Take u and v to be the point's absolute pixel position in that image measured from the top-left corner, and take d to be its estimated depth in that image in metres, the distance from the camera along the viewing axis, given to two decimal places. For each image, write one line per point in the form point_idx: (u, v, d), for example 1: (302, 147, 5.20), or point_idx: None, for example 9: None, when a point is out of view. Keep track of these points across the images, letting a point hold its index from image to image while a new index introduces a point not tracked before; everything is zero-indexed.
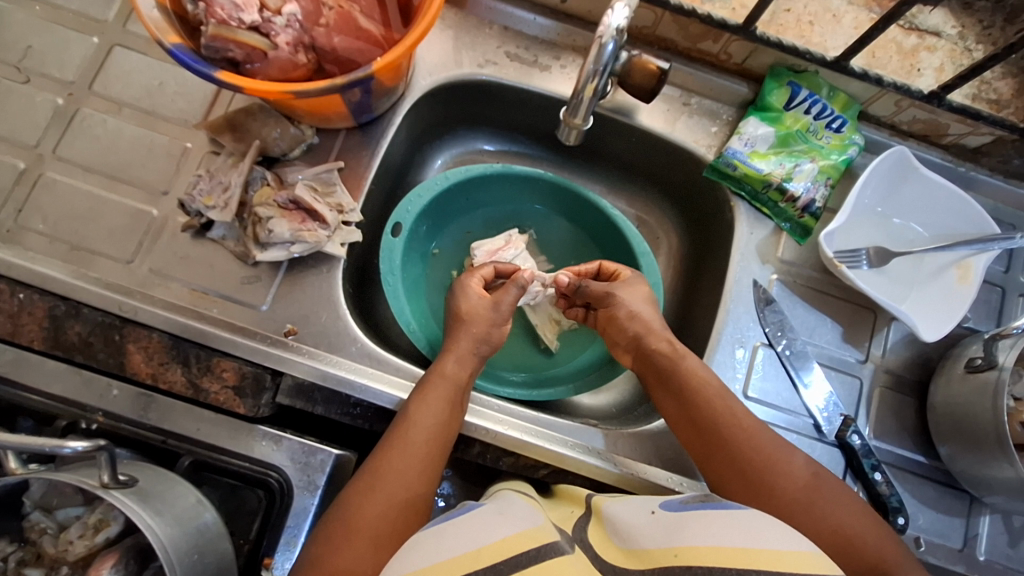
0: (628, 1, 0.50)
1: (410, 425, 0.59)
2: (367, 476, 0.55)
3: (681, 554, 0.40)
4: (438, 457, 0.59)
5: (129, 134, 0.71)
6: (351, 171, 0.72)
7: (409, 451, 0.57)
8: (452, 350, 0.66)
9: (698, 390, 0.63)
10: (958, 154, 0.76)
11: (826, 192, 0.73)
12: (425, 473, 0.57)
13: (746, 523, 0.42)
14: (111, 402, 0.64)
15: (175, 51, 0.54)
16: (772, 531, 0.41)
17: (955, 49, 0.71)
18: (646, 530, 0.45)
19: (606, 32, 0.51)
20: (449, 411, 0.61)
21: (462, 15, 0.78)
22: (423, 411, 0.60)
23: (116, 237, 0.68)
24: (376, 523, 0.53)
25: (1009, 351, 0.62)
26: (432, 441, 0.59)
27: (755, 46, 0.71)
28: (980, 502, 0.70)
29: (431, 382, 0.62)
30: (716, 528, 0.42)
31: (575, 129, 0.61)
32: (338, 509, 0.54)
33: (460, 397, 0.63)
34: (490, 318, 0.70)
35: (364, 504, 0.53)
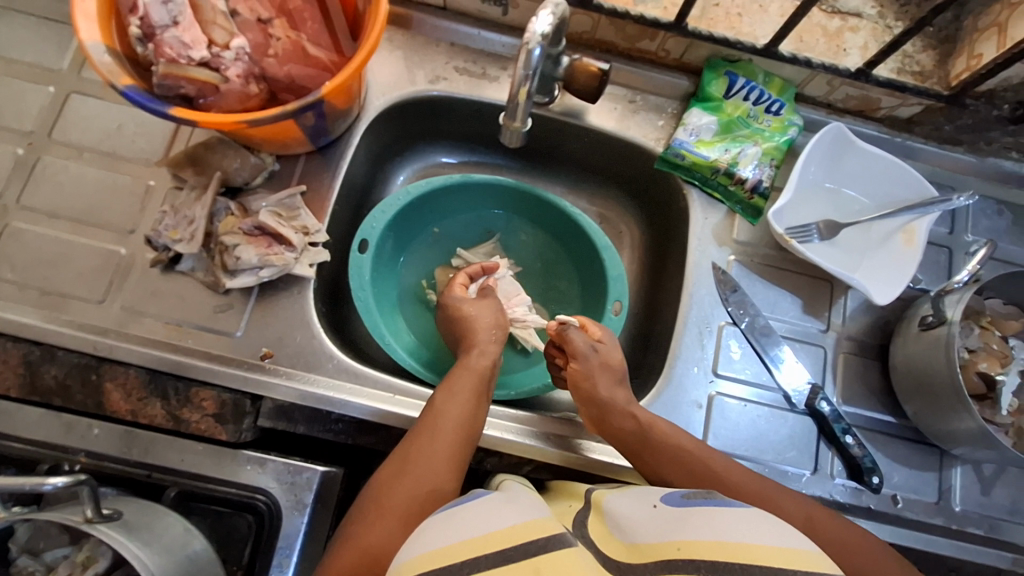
0: (551, 8, 0.54)
1: (440, 412, 0.61)
2: (397, 460, 0.57)
3: (684, 547, 0.41)
4: (468, 443, 0.60)
5: (92, 177, 0.73)
6: (314, 194, 0.74)
7: (439, 436, 0.59)
8: (474, 346, 0.69)
9: (657, 436, 0.64)
10: (893, 126, 0.80)
11: (772, 173, 0.76)
12: (458, 457, 0.58)
13: (750, 521, 0.42)
14: (93, 441, 0.66)
15: (128, 91, 0.56)
16: (776, 530, 0.41)
17: (876, 27, 0.75)
18: (647, 524, 0.45)
19: (532, 38, 0.53)
20: (475, 402, 0.63)
21: (409, 35, 0.80)
22: (451, 400, 0.62)
23: (86, 278, 0.69)
24: (405, 502, 0.54)
25: (956, 305, 0.65)
26: (460, 429, 0.60)
27: (690, 41, 0.74)
28: (951, 455, 0.73)
29: (458, 374, 0.65)
30: (717, 521, 0.42)
31: (515, 131, 0.62)
32: (369, 491, 0.56)
33: (486, 388, 0.65)
34: (487, 308, 0.73)
35: (394, 483, 0.55)
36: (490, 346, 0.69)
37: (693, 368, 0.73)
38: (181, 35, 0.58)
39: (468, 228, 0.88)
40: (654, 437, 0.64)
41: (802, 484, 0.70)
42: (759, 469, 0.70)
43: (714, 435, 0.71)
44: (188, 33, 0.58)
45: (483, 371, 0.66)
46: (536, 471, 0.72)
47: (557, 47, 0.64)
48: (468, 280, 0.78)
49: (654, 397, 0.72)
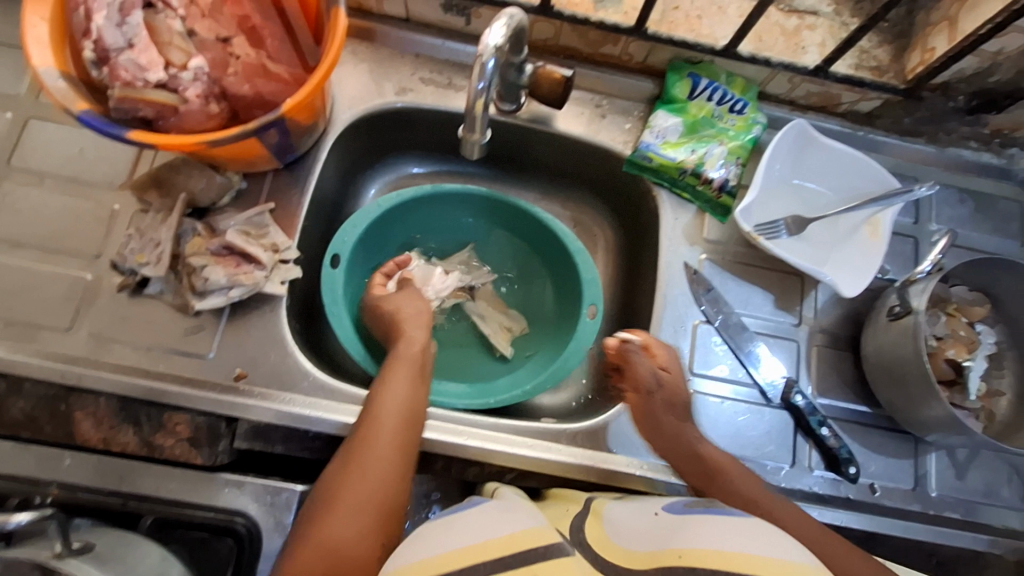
0: (503, 21, 0.54)
1: (378, 404, 0.63)
2: (342, 457, 0.60)
3: (685, 554, 0.42)
4: (410, 430, 0.63)
5: (54, 203, 0.72)
6: (283, 211, 0.74)
7: (379, 428, 0.61)
8: (404, 335, 0.70)
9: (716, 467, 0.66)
10: (855, 120, 0.82)
11: (738, 171, 0.77)
12: (400, 445, 0.61)
13: (748, 531, 0.44)
14: (65, 472, 0.64)
15: (84, 116, 0.55)
16: (772, 540, 0.43)
17: (833, 25, 0.77)
18: (649, 534, 0.47)
19: (485, 50, 0.53)
20: (412, 389, 0.65)
21: (374, 47, 0.80)
22: (388, 391, 0.64)
23: (52, 307, 0.68)
24: (355, 494, 0.57)
25: (921, 295, 0.67)
26: (400, 417, 0.63)
27: (651, 45, 0.75)
28: (925, 442, 0.74)
29: (391, 366, 0.67)
30: (721, 530, 0.44)
31: (475, 143, 0.61)
32: (321, 489, 0.59)
33: (422, 376, 0.68)
34: (416, 306, 0.74)
35: (342, 479, 0.58)
36: (418, 332, 0.71)
37: None
38: (137, 57, 0.58)
39: (440, 238, 0.88)
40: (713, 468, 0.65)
41: (781, 477, 0.71)
42: None
43: None
44: (143, 55, 0.58)
45: (416, 358, 0.69)
46: (518, 479, 0.72)
47: (519, 54, 0.65)
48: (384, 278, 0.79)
49: (632, 399, 0.72)
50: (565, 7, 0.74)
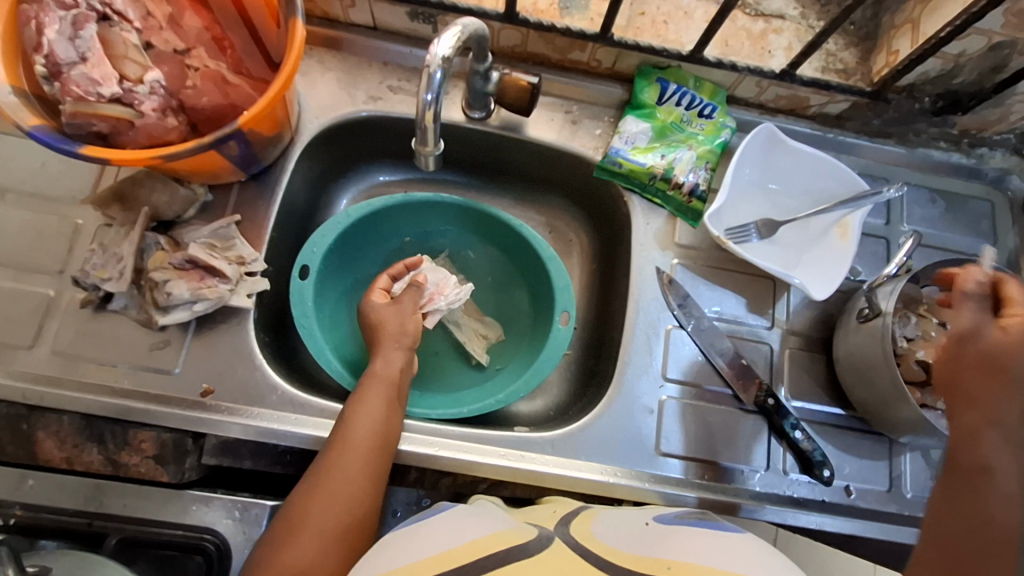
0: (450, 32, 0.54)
1: (351, 425, 0.62)
2: (311, 478, 0.59)
3: (674, 566, 0.44)
4: (381, 452, 0.62)
5: (16, 219, 0.70)
6: (250, 223, 0.73)
7: (350, 451, 0.61)
8: (382, 353, 0.69)
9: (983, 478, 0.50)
10: (824, 122, 0.82)
11: (708, 175, 0.77)
12: (370, 467, 0.61)
13: (736, 553, 0.46)
14: (28, 493, 0.63)
15: (35, 133, 0.54)
16: (755, 562, 0.45)
17: (799, 28, 0.77)
18: (637, 539, 0.49)
19: (432, 61, 0.53)
20: (387, 412, 0.65)
21: (341, 56, 0.80)
22: (361, 413, 0.63)
23: (14, 324, 0.67)
24: (321, 520, 0.57)
25: (889, 297, 0.66)
26: (372, 441, 0.62)
27: (619, 51, 0.75)
28: (900, 442, 0.74)
29: (367, 384, 0.66)
30: (708, 543, 0.48)
31: (429, 156, 0.60)
32: (285, 511, 0.58)
33: (398, 395, 0.67)
34: (398, 313, 0.72)
35: (309, 503, 0.57)
36: (397, 352, 0.70)
37: (642, 375, 0.73)
38: (90, 71, 0.57)
39: (413, 247, 0.87)
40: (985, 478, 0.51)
41: (755, 481, 0.71)
42: (714, 470, 0.71)
43: (666, 440, 0.71)
44: (96, 70, 0.57)
45: (393, 377, 0.68)
46: (492, 488, 0.72)
47: (484, 62, 0.66)
48: (389, 283, 0.76)
49: (605, 406, 0.72)
50: (530, 14, 0.74)
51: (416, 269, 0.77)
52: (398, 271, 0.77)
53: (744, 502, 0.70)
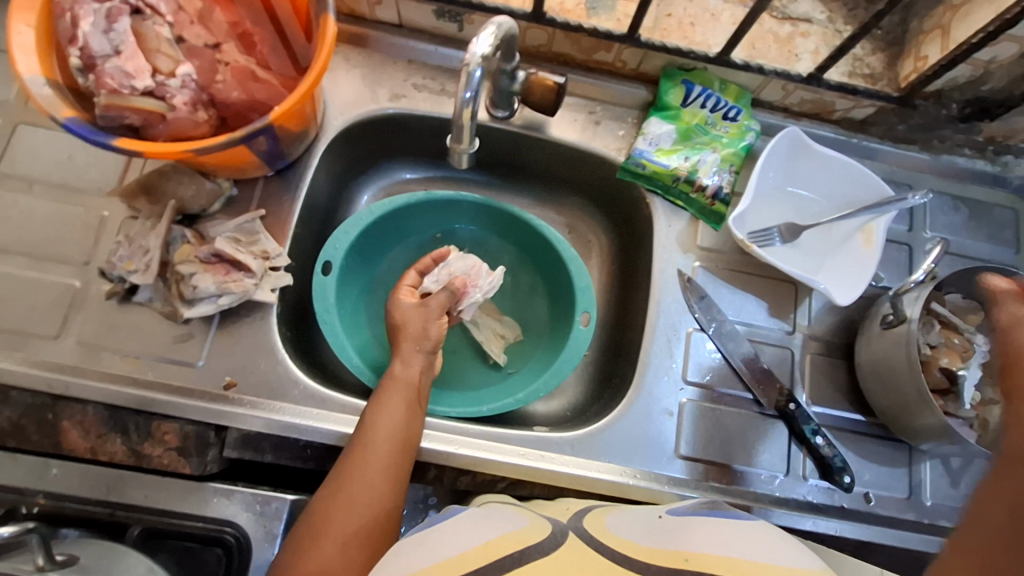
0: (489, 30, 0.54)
1: (371, 428, 0.62)
2: (333, 482, 0.59)
3: (692, 558, 0.44)
4: (402, 454, 0.62)
5: (43, 210, 0.71)
6: (274, 218, 0.73)
7: (371, 454, 0.60)
8: (401, 356, 0.69)
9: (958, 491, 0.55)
10: (848, 127, 0.82)
11: (732, 179, 0.77)
12: (391, 470, 0.61)
13: (756, 541, 0.46)
14: (52, 482, 0.64)
15: (69, 124, 0.54)
16: (776, 549, 0.45)
17: (826, 32, 0.76)
18: (653, 534, 0.49)
19: (471, 59, 0.53)
20: (406, 416, 0.64)
21: (366, 53, 0.80)
22: (380, 415, 0.63)
23: (40, 314, 0.67)
24: (343, 525, 0.56)
25: (914, 304, 0.66)
26: (393, 443, 0.62)
27: (645, 52, 0.75)
28: (920, 450, 0.74)
29: (387, 387, 0.66)
30: (729, 537, 0.46)
31: (462, 153, 0.60)
32: (308, 516, 0.58)
33: (418, 397, 0.67)
34: (422, 317, 0.71)
35: (331, 507, 0.57)
36: (416, 354, 0.69)
37: (663, 377, 0.73)
38: (123, 64, 0.57)
39: (436, 244, 0.87)
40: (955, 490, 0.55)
41: (775, 486, 0.71)
42: (734, 474, 0.71)
43: (686, 443, 0.71)
44: (130, 62, 0.57)
45: (412, 379, 0.67)
46: (510, 488, 0.72)
47: (511, 62, 0.65)
48: (417, 279, 0.77)
49: (625, 407, 0.72)
50: (557, 14, 0.74)
51: (444, 263, 0.78)
52: (424, 266, 0.78)
53: (763, 506, 0.69)
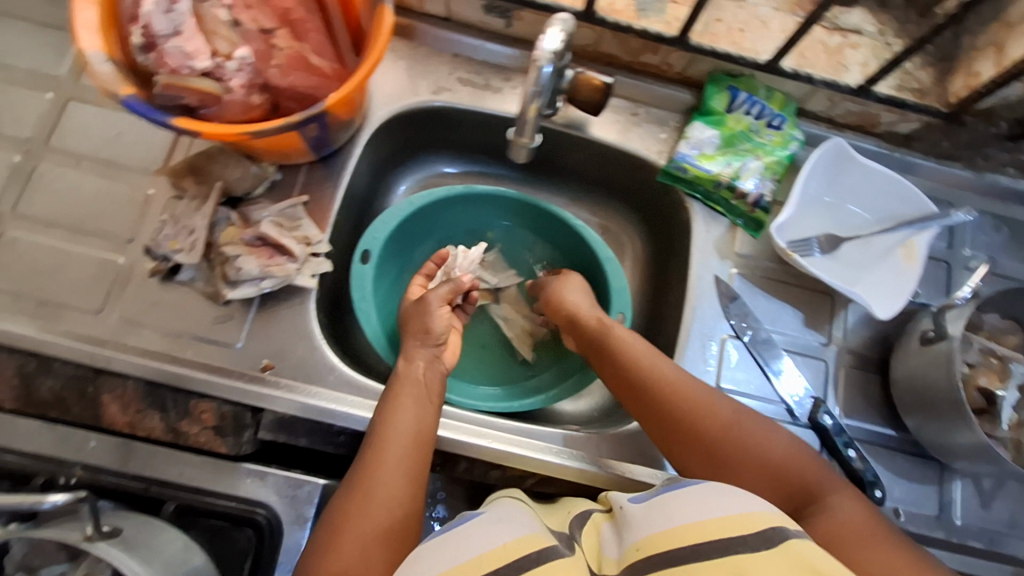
0: (560, 26, 0.55)
1: (385, 427, 0.59)
2: (349, 484, 0.56)
3: (642, 547, 0.43)
4: (419, 452, 0.59)
5: (90, 185, 0.72)
6: (316, 204, 0.74)
7: (387, 453, 0.57)
8: (413, 356, 0.67)
9: (674, 406, 0.59)
10: (892, 141, 0.81)
11: (773, 187, 0.77)
12: (409, 469, 0.57)
13: (701, 500, 0.45)
14: (89, 454, 0.65)
15: (129, 101, 0.55)
16: (721, 502, 0.44)
17: (877, 44, 0.76)
18: (619, 527, 0.48)
19: (541, 55, 0.55)
20: (422, 413, 0.61)
21: (412, 46, 0.80)
22: (394, 413, 0.60)
23: (84, 288, 0.68)
24: (364, 528, 0.53)
25: (956, 321, 0.66)
26: (409, 440, 0.59)
27: (693, 55, 0.75)
28: (951, 469, 0.73)
29: (399, 386, 0.63)
30: (671, 509, 0.45)
31: (524, 146, 0.66)
32: (327, 520, 0.55)
33: (431, 394, 0.64)
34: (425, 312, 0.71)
35: (349, 509, 0.54)
36: (423, 350, 0.67)
37: None
38: (183, 45, 0.57)
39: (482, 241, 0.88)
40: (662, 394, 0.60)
41: None
42: None
43: None
44: (190, 43, 0.58)
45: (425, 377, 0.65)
46: (538, 484, 0.72)
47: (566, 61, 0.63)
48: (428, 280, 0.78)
49: None
50: (608, 14, 0.74)
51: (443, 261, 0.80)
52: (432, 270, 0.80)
53: None
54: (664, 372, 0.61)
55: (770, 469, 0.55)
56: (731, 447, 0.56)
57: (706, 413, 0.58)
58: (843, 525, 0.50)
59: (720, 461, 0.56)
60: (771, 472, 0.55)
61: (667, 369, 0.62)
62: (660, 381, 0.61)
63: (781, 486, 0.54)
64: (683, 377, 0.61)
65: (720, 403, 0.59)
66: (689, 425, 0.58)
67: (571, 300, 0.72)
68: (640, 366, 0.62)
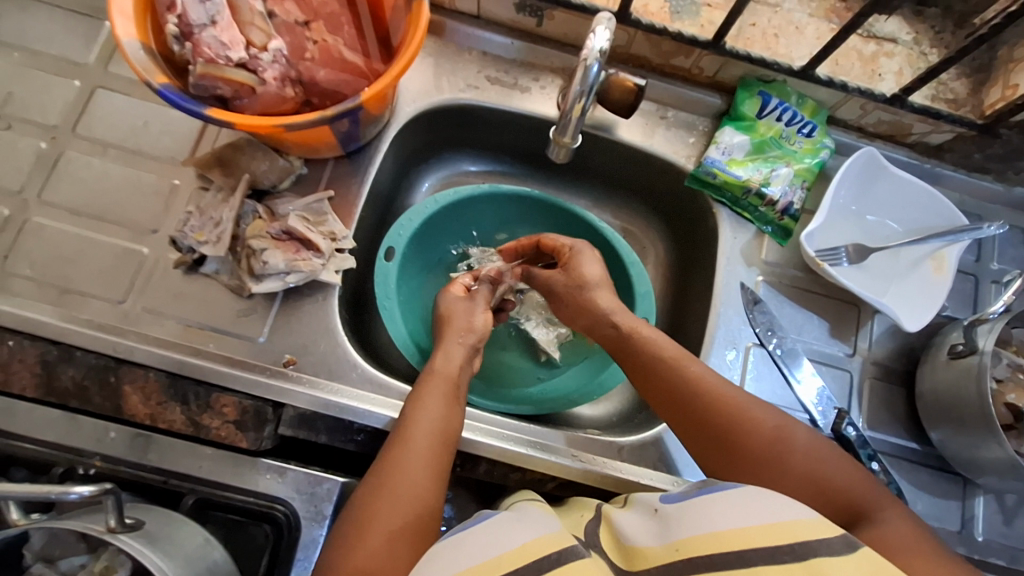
0: (607, 25, 0.56)
1: (411, 423, 0.58)
2: (373, 478, 0.54)
3: (681, 547, 0.41)
4: (443, 450, 0.58)
5: (116, 174, 0.71)
6: (342, 199, 0.73)
7: (413, 449, 0.56)
8: (443, 350, 0.67)
9: (717, 408, 0.58)
10: (922, 152, 0.80)
11: (803, 195, 0.76)
12: (434, 467, 0.56)
13: (744, 503, 0.42)
14: (110, 445, 0.63)
15: (164, 90, 0.54)
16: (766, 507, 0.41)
17: (911, 54, 0.75)
18: (648, 524, 0.45)
19: (590, 55, 0.57)
20: (449, 409, 0.61)
21: (441, 43, 0.80)
22: (421, 409, 0.59)
23: (107, 278, 0.68)
24: (388, 520, 0.52)
25: (987, 336, 0.65)
26: (434, 437, 0.58)
27: (726, 60, 0.74)
28: (974, 484, 0.72)
29: (427, 381, 0.62)
30: (712, 510, 0.42)
31: (564, 147, 0.68)
32: (349, 511, 0.53)
33: (457, 393, 0.63)
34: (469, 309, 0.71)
35: (373, 504, 0.53)
36: (459, 347, 0.67)
37: None
38: (220, 35, 0.57)
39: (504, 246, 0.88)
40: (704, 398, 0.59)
41: None
42: None
43: None
44: (226, 33, 0.57)
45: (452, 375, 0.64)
46: (557, 488, 0.70)
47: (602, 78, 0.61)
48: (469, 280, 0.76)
49: None
50: (642, 16, 0.73)
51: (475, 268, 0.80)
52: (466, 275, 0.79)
53: None
54: (702, 378, 0.60)
55: (812, 480, 0.53)
56: (773, 457, 0.55)
57: (746, 421, 0.57)
58: (891, 539, 0.48)
59: (760, 469, 0.55)
60: (814, 483, 0.53)
61: (706, 375, 0.60)
62: (699, 379, 0.60)
63: (822, 498, 0.53)
64: (722, 383, 0.60)
65: (761, 411, 0.58)
66: (728, 433, 0.57)
67: (602, 302, 0.70)
68: (677, 371, 0.61)
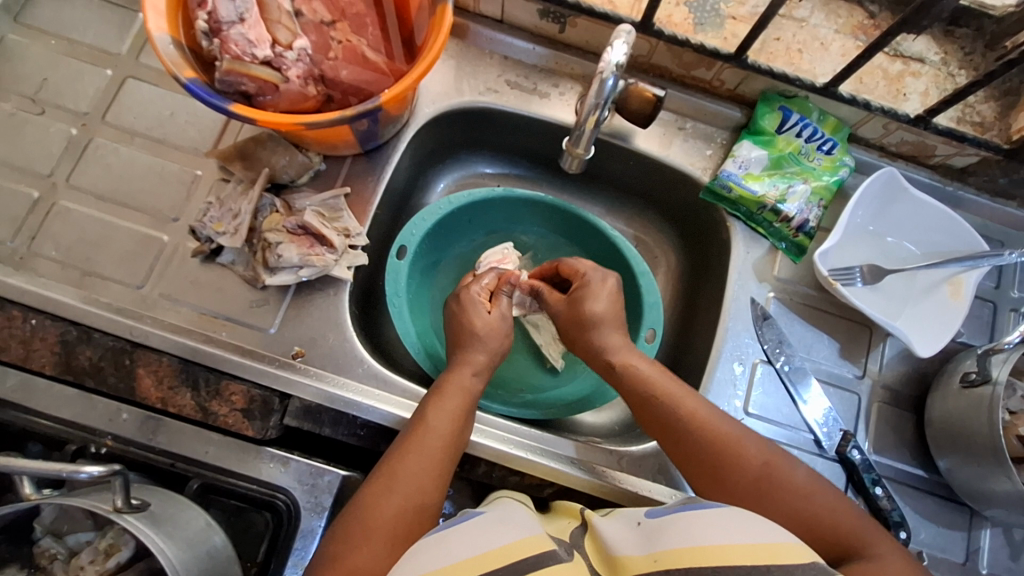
0: (625, 39, 0.56)
1: (426, 429, 0.59)
2: (382, 478, 0.55)
3: (661, 558, 0.40)
4: (452, 461, 0.59)
5: (141, 162, 0.73)
6: (358, 196, 0.74)
7: (423, 456, 0.57)
8: (466, 358, 0.67)
9: (722, 430, 0.58)
10: (945, 174, 0.79)
11: (819, 213, 0.75)
12: (441, 476, 0.57)
13: (727, 523, 0.42)
14: (121, 425, 0.65)
15: (190, 85, 0.56)
16: (752, 529, 0.41)
17: (938, 75, 0.74)
18: (630, 537, 0.44)
19: (606, 68, 0.57)
20: (461, 419, 0.61)
21: (463, 45, 0.80)
22: (437, 417, 0.60)
23: (127, 263, 0.70)
24: (393, 523, 0.53)
25: (1002, 365, 0.64)
26: (446, 447, 0.58)
27: (747, 73, 0.73)
28: (981, 516, 0.71)
29: (445, 388, 0.63)
30: (697, 527, 0.42)
31: (577, 157, 0.69)
32: (354, 509, 0.54)
33: (472, 405, 0.64)
34: (500, 328, 0.70)
35: (379, 505, 0.53)
36: (478, 356, 0.67)
37: (726, 402, 0.71)
38: (247, 32, 0.58)
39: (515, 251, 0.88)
40: (710, 420, 0.59)
41: None
42: None
43: None
44: (253, 30, 0.58)
45: (469, 387, 0.64)
46: (555, 494, 0.70)
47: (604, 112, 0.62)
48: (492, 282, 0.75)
49: None
50: (664, 27, 0.73)
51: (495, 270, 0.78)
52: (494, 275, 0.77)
53: None
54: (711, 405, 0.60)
55: (804, 513, 0.54)
56: (769, 487, 0.55)
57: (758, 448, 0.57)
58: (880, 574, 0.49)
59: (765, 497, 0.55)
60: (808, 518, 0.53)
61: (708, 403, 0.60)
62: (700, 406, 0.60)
63: (815, 533, 0.53)
64: (716, 418, 0.60)
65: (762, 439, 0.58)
66: (729, 457, 0.57)
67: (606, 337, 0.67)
68: (682, 394, 0.61)
